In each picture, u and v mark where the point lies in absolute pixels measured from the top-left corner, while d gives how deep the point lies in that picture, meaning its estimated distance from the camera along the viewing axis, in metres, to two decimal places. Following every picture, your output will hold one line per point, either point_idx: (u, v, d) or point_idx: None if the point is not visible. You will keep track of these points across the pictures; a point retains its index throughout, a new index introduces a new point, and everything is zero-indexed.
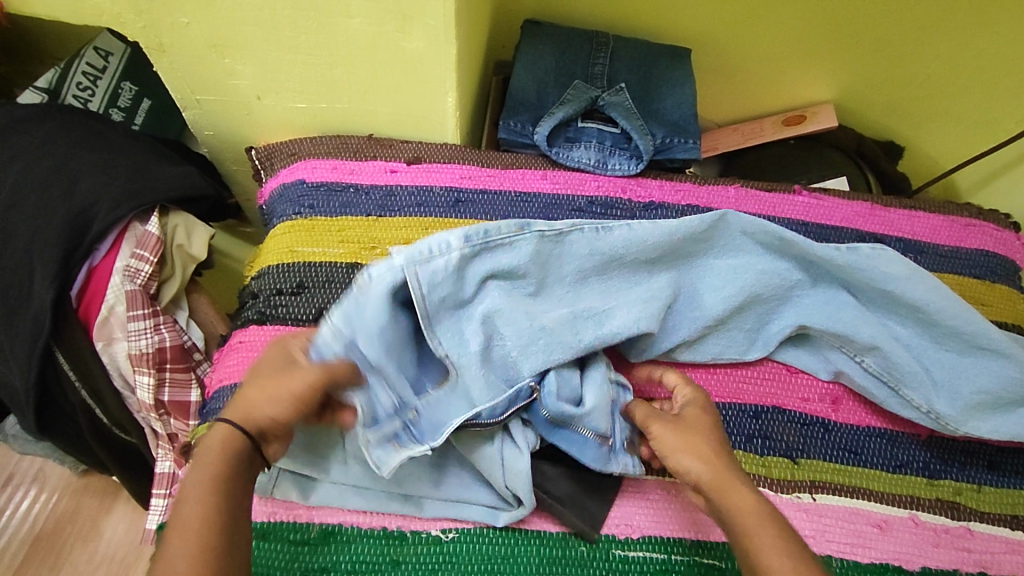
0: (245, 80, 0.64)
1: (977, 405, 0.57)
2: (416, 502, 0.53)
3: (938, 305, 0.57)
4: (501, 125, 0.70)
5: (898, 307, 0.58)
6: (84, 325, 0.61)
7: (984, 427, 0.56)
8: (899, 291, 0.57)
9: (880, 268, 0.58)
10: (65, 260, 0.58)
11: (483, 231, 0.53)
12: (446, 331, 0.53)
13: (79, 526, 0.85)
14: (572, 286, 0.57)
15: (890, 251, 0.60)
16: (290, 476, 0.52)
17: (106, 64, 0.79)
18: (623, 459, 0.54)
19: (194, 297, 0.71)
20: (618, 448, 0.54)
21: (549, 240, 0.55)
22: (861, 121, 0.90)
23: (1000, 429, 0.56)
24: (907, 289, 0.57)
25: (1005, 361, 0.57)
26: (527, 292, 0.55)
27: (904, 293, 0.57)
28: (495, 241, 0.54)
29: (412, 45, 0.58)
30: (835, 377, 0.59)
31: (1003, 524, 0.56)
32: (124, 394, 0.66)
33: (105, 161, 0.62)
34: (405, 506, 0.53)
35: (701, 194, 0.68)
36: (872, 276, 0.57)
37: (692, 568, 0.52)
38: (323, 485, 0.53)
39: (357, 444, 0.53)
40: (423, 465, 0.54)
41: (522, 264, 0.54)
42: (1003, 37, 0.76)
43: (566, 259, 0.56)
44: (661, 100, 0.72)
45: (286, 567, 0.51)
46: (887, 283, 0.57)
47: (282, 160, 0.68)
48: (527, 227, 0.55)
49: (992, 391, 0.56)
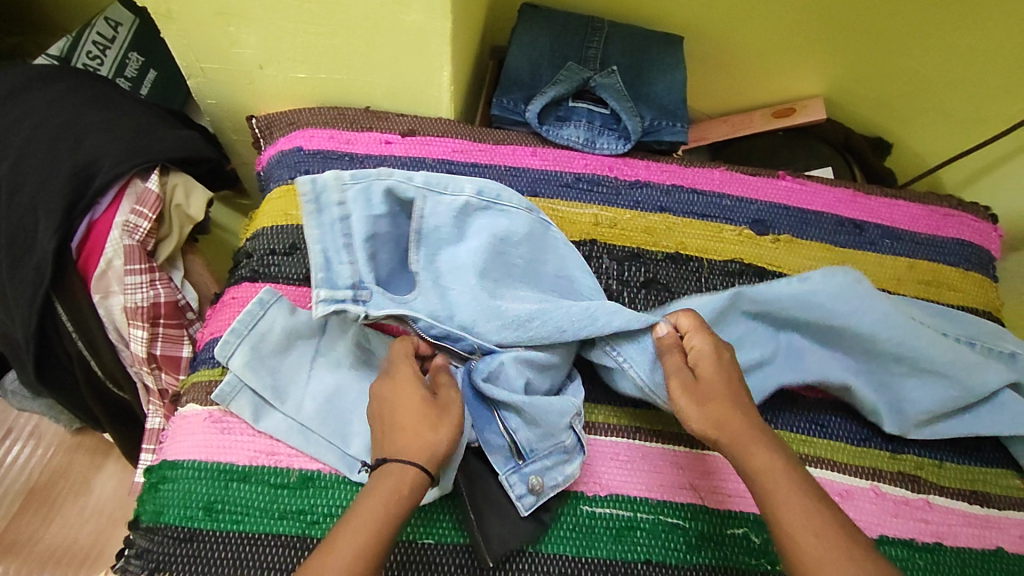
0: (248, 48, 0.66)
1: (924, 419, 0.58)
2: (349, 464, 0.54)
3: (887, 335, 0.57)
4: (495, 102, 0.72)
5: (851, 339, 0.58)
6: (83, 277, 0.64)
7: (926, 433, 0.58)
8: (848, 323, 0.57)
9: (829, 303, 0.57)
10: (67, 211, 0.60)
11: (495, 193, 0.59)
12: (425, 256, 0.56)
13: (72, 481, 0.88)
14: (558, 275, 0.60)
15: (847, 274, 0.59)
16: (251, 395, 0.55)
17: (115, 34, 0.83)
18: (516, 482, 0.53)
19: (189, 259, 0.73)
20: (525, 470, 0.53)
21: (544, 225, 0.60)
22: (851, 116, 0.91)
23: (942, 432, 0.58)
24: (857, 320, 0.57)
25: (950, 381, 0.58)
26: (517, 270, 0.58)
27: (854, 326, 0.57)
28: (503, 204, 0.59)
29: (410, 18, 0.59)
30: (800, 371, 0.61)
31: (961, 498, 0.58)
32: (119, 347, 0.68)
33: (111, 121, 0.65)
34: (339, 464, 0.54)
35: (686, 175, 0.70)
36: (821, 309, 0.57)
37: (656, 526, 0.54)
38: (277, 414, 0.55)
39: (318, 385, 0.56)
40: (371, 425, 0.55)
41: (518, 232, 0.58)
42: (995, 36, 0.77)
43: (555, 254, 0.60)
44: (652, 84, 0.74)
45: (264, 507, 0.52)
46: (835, 317, 0.57)
47: (281, 129, 0.70)
48: (534, 209, 0.60)
49: (940, 407, 0.57)
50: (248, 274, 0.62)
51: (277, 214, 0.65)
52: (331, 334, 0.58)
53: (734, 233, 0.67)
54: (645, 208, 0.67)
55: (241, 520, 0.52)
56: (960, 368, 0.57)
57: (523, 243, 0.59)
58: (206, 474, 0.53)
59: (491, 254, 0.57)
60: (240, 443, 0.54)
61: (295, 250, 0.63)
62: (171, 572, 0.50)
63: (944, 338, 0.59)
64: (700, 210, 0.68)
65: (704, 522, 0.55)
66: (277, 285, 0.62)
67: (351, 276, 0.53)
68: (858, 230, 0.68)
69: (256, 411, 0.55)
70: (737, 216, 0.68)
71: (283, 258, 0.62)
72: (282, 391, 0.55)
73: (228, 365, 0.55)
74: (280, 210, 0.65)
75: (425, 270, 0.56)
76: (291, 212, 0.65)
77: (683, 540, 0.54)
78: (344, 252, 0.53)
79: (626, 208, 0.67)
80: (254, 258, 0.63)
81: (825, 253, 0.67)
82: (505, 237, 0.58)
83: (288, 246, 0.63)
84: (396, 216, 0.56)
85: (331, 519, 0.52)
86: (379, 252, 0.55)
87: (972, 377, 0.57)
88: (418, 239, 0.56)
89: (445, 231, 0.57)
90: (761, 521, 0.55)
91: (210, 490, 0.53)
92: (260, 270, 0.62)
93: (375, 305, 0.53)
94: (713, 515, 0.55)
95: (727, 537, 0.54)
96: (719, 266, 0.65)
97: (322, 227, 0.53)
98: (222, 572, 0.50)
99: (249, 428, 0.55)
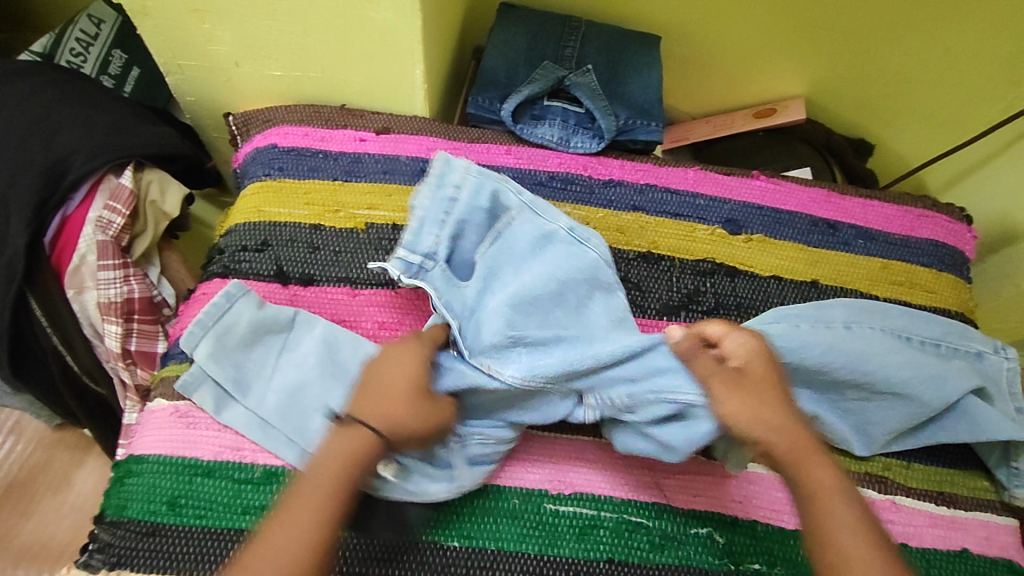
0: (223, 46, 0.66)
1: (890, 438, 0.58)
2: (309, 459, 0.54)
3: (840, 367, 0.56)
4: (470, 101, 0.73)
5: (804, 377, 0.57)
6: (57, 272, 0.64)
7: (893, 445, 0.59)
8: (801, 361, 0.56)
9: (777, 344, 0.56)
10: (40, 206, 0.61)
11: (587, 236, 0.59)
12: (492, 261, 0.57)
13: (52, 476, 0.88)
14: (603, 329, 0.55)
15: (785, 312, 0.59)
16: (214, 386, 0.55)
17: (98, 31, 0.82)
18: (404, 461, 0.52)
19: (166, 254, 0.73)
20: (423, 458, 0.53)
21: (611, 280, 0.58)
22: (833, 117, 0.91)
23: (908, 443, 0.59)
24: (806, 358, 0.56)
25: (910, 400, 0.57)
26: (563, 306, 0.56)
27: (805, 363, 0.56)
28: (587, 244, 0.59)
29: (380, 15, 0.60)
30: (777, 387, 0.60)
31: (928, 499, 0.58)
32: (93, 342, 0.69)
33: (85, 117, 0.65)
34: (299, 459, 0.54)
35: (660, 174, 0.70)
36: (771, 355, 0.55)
37: (620, 524, 0.54)
38: (239, 407, 0.55)
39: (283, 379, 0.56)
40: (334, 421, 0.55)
41: (586, 273, 0.57)
42: (973, 37, 0.77)
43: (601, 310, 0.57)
44: (628, 83, 0.74)
45: (227, 502, 0.53)
46: (788, 359, 0.56)
47: (257, 126, 0.70)
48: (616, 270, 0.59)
49: (903, 425, 0.57)
50: (219, 270, 0.63)
51: (250, 210, 0.65)
52: (301, 330, 0.58)
53: (706, 232, 0.67)
54: (618, 207, 0.67)
55: (204, 515, 0.52)
56: (918, 383, 0.57)
57: (581, 284, 0.57)
58: (171, 469, 0.54)
59: (548, 281, 0.56)
60: (205, 437, 0.55)
61: (266, 247, 0.63)
62: (133, 567, 0.50)
63: (903, 353, 0.57)
64: (673, 209, 0.68)
65: (668, 521, 0.55)
66: (247, 281, 0.62)
67: (430, 245, 0.56)
68: (832, 230, 0.68)
69: (218, 402, 0.55)
70: (710, 215, 0.68)
71: (254, 254, 0.63)
72: (245, 384, 0.56)
73: (194, 355, 0.55)
74: (253, 206, 0.65)
75: (484, 268, 0.57)
76: (263, 209, 0.65)
77: (647, 540, 0.54)
78: (434, 224, 0.56)
79: (599, 206, 0.67)
80: (226, 254, 0.63)
81: (797, 253, 0.67)
82: (575, 275, 0.57)
83: (260, 242, 0.63)
84: (492, 218, 0.59)
85: None
86: (465, 241, 0.58)
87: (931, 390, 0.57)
88: (495, 243, 0.58)
89: (523, 246, 0.58)
90: (725, 520, 0.55)
91: (174, 484, 0.53)
92: (231, 266, 0.62)
93: (432, 278, 0.55)
94: (677, 515, 0.55)
95: (691, 537, 0.54)
96: (690, 265, 0.65)
97: (434, 199, 0.57)
98: (184, 566, 0.50)
99: (214, 422, 0.55)
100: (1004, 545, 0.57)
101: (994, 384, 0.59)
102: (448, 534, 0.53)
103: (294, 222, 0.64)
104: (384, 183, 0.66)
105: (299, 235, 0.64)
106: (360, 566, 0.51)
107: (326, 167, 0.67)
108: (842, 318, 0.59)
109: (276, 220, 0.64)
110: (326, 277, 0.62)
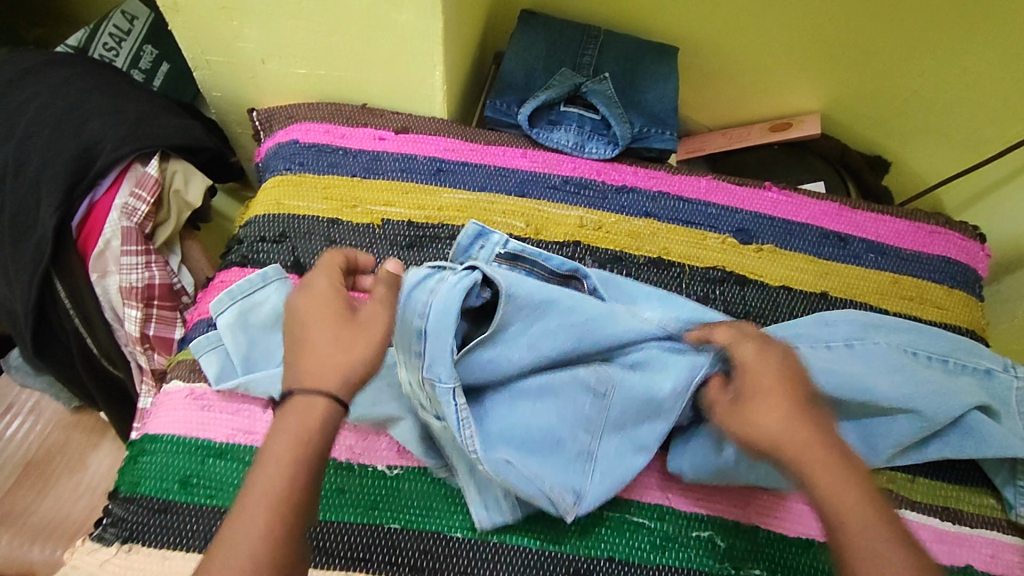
0: (251, 43, 0.68)
1: (895, 454, 0.58)
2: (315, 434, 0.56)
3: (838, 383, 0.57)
4: (488, 104, 0.75)
5: None
6: (83, 255, 0.66)
7: (897, 460, 0.58)
8: None
9: None
10: (68, 191, 0.63)
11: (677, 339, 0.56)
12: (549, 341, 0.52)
13: (68, 458, 0.91)
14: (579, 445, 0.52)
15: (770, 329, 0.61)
16: (222, 356, 0.57)
17: (131, 27, 0.85)
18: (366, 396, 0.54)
19: (187, 243, 0.75)
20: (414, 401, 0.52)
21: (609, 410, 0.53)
22: (849, 134, 0.91)
23: (912, 458, 0.58)
24: None
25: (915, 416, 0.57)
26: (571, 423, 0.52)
27: None
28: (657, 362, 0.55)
29: (403, 17, 0.61)
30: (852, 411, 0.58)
31: (933, 514, 0.58)
32: (114, 326, 0.70)
33: (116, 108, 0.68)
34: None
35: (673, 183, 0.71)
36: None
37: (622, 524, 0.55)
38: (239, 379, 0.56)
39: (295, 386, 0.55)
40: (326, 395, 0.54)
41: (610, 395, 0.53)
42: (992, 57, 0.76)
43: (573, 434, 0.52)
44: (643, 93, 0.76)
45: (238, 484, 0.54)
46: None
47: (280, 122, 0.72)
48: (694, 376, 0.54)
49: (908, 442, 0.57)
50: (237, 259, 0.64)
51: (269, 203, 0.67)
52: None
53: (718, 241, 0.68)
54: (630, 213, 0.68)
55: (214, 495, 0.53)
56: (922, 399, 0.56)
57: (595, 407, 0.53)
58: (184, 448, 0.55)
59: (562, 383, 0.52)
60: (218, 420, 0.56)
61: (284, 238, 0.65)
62: (145, 541, 0.52)
63: (904, 370, 0.58)
64: (685, 217, 0.68)
65: (668, 524, 0.55)
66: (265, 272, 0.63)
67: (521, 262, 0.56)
68: (843, 243, 0.69)
69: (221, 373, 0.57)
70: (721, 224, 0.69)
71: (272, 245, 0.64)
72: (251, 362, 0.57)
73: (218, 322, 0.57)
74: (274, 198, 0.67)
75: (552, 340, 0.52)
76: (283, 202, 0.66)
77: (648, 540, 0.54)
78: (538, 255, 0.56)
79: (611, 211, 0.68)
80: (244, 244, 0.65)
81: (808, 265, 0.67)
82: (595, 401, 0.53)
83: (278, 233, 0.65)
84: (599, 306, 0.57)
85: None
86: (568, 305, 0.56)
87: (938, 405, 0.56)
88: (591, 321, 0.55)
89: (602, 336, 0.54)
90: (726, 525, 0.55)
91: (187, 463, 0.54)
92: (249, 256, 0.64)
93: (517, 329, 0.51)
94: (680, 517, 0.55)
95: (692, 540, 0.55)
96: (700, 272, 0.66)
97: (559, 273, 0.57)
98: (193, 543, 0.52)
99: (229, 406, 0.56)
100: (1009, 564, 0.57)
101: (1004, 405, 0.59)
102: (451, 525, 0.54)
103: (312, 215, 0.66)
104: (401, 181, 0.68)
105: (317, 228, 0.65)
106: (364, 551, 0.52)
107: (345, 164, 0.68)
108: (841, 336, 0.60)
109: (295, 213, 0.66)
110: None
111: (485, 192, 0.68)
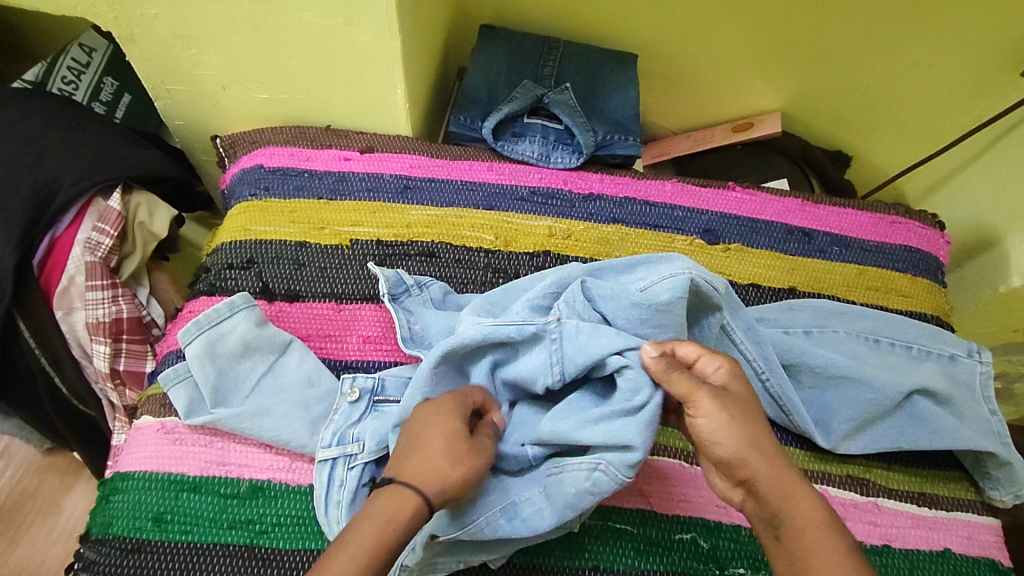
0: (210, 70, 0.67)
1: (864, 439, 0.58)
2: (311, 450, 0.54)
3: None
4: (452, 120, 0.75)
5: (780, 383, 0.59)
6: (45, 294, 0.64)
7: (852, 447, 0.58)
8: (769, 375, 0.57)
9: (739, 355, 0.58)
10: (28, 228, 0.62)
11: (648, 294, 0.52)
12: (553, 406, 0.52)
13: (41, 502, 0.89)
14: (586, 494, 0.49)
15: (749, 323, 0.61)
16: (189, 387, 0.56)
17: (90, 59, 0.83)
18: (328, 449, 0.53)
19: (154, 274, 0.74)
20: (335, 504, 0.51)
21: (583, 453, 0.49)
22: (810, 129, 0.93)
23: (867, 446, 0.58)
24: (771, 370, 0.57)
25: (884, 402, 0.58)
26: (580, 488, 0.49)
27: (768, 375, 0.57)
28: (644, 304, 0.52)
29: (360, 37, 0.62)
30: (789, 417, 0.58)
31: (910, 500, 0.58)
32: (82, 362, 0.68)
33: (75, 141, 0.67)
34: (282, 460, 0.55)
35: (639, 187, 0.72)
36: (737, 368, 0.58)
37: (604, 531, 0.55)
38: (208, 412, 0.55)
39: (270, 430, 0.54)
40: (303, 422, 0.55)
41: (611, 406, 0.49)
42: (940, 50, 0.78)
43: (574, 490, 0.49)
44: (606, 100, 0.77)
45: (213, 517, 0.53)
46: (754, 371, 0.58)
47: (244, 148, 0.72)
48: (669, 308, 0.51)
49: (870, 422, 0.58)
50: (206, 288, 0.63)
51: (237, 229, 0.66)
52: (295, 355, 0.59)
53: (686, 243, 0.68)
54: (597, 220, 0.69)
55: (190, 530, 0.52)
56: (888, 386, 0.58)
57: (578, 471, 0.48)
58: (156, 485, 0.54)
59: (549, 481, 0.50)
60: (191, 453, 0.55)
61: (252, 264, 0.64)
62: None
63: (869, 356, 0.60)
64: (653, 221, 0.69)
65: (652, 528, 0.55)
66: None
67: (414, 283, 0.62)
68: (807, 238, 0.70)
69: (190, 405, 0.56)
70: (688, 226, 0.69)
71: (240, 272, 0.64)
72: (220, 391, 0.56)
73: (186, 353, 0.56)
74: (240, 225, 0.66)
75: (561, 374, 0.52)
76: (250, 228, 0.66)
77: (632, 546, 0.54)
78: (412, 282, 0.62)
79: (579, 219, 0.69)
80: (213, 273, 0.64)
81: (775, 261, 0.68)
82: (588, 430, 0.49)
83: (245, 259, 0.64)
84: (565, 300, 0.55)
85: (280, 528, 0.53)
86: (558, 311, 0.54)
87: (896, 390, 0.58)
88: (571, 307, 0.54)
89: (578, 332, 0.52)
90: (708, 526, 0.55)
91: (161, 500, 0.53)
92: (217, 284, 0.63)
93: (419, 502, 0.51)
94: (661, 521, 0.55)
95: (676, 543, 0.55)
96: None
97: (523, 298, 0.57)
98: None
99: (200, 439, 0.55)
100: (986, 544, 0.58)
101: (966, 389, 0.60)
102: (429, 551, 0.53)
103: (280, 240, 0.65)
104: (368, 201, 0.68)
105: (285, 252, 0.65)
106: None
107: (312, 186, 0.68)
108: (801, 323, 0.62)
109: (262, 238, 0.65)
110: (312, 293, 0.63)
111: (453, 208, 0.68)
